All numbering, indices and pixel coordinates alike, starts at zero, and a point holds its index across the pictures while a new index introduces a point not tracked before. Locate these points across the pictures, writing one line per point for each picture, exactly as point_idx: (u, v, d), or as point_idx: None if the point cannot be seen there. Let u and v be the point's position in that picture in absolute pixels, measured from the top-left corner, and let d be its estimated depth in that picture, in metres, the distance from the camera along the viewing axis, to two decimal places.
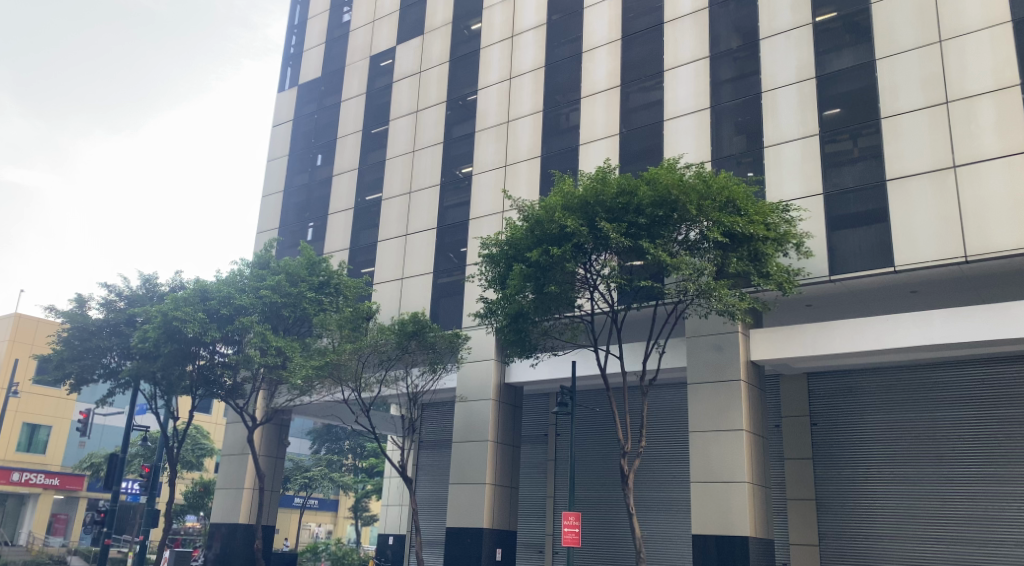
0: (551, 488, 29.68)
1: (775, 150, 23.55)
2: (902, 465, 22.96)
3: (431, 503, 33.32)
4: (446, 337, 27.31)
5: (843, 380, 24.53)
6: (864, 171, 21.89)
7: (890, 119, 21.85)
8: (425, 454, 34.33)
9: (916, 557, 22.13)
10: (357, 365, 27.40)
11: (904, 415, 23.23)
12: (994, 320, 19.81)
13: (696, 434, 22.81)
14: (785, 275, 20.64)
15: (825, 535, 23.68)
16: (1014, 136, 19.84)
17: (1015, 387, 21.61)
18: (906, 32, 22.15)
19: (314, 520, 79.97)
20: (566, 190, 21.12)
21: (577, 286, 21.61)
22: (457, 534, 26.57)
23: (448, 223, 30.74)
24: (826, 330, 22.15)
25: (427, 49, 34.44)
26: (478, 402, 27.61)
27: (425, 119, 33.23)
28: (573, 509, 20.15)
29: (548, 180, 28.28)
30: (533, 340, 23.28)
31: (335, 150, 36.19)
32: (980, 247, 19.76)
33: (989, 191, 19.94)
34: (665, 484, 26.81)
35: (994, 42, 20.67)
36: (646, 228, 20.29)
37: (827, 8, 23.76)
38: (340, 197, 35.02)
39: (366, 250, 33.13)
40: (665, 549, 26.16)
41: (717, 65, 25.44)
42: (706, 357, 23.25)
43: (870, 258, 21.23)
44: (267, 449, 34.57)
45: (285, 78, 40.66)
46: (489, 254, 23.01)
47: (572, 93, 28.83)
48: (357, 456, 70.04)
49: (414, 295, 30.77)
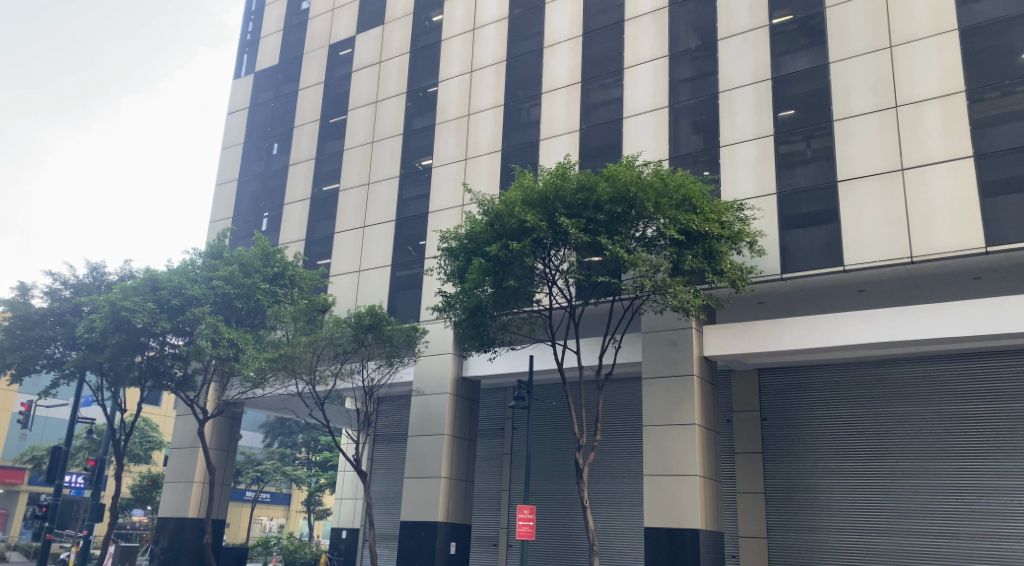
0: (507, 482, 29.77)
1: (730, 150, 23.94)
2: (848, 459, 23.59)
3: (385, 497, 33.22)
4: (404, 330, 27.19)
5: (792, 376, 25.11)
6: (817, 172, 22.39)
7: (842, 121, 22.36)
8: (380, 448, 34.17)
9: (859, 549, 22.80)
10: (311, 357, 27.28)
11: (850, 411, 23.89)
12: (937, 319, 20.46)
13: (650, 428, 23.11)
14: (738, 273, 20.94)
15: (774, 527, 24.20)
16: (958, 142, 20.49)
17: (955, 384, 22.39)
18: (859, 37, 22.69)
19: (265, 513, 79.13)
20: (526, 185, 21.20)
21: (536, 281, 21.70)
22: (411, 527, 26.51)
23: (407, 215, 30.56)
24: (777, 326, 22.60)
25: (388, 40, 34.14)
26: (434, 396, 27.62)
27: (384, 110, 32.96)
28: (528, 502, 20.23)
29: (508, 174, 28.30)
30: (491, 334, 23.32)
31: (292, 139, 35.69)
32: (924, 248, 20.37)
33: (934, 194, 20.56)
34: (619, 478, 27.13)
35: (941, 50, 21.31)
36: (604, 224, 20.49)
37: (783, 10, 24.21)
38: (296, 187, 34.57)
39: (322, 241, 32.77)
40: (618, 542, 26.49)
41: (676, 64, 25.75)
42: (660, 352, 23.59)
43: (821, 257, 21.74)
44: (218, 442, 33.98)
45: (242, 65, 39.96)
46: (448, 247, 22.94)
47: (533, 88, 28.87)
48: (311, 449, 69.56)
49: (371, 288, 30.55)
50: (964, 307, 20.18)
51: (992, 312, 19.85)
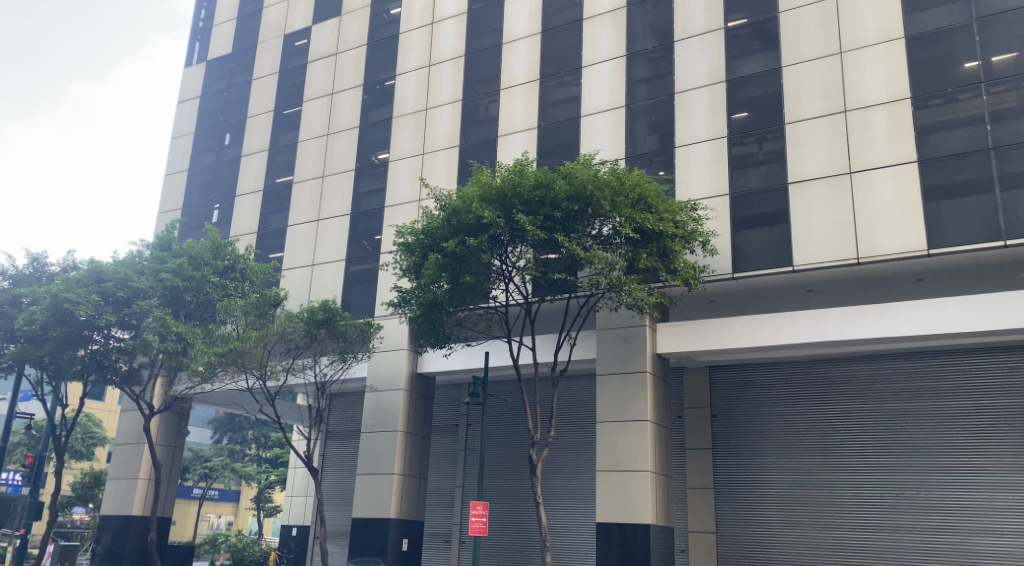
0: (460, 478, 29.76)
1: (685, 150, 24.27)
2: (795, 454, 24.12)
3: (337, 493, 32.88)
4: (358, 325, 27.03)
5: (741, 373, 25.59)
6: (768, 174, 22.83)
7: (793, 124, 22.84)
8: (331, 444, 33.84)
9: (804, 542, 23.36)
10: (262, 352, 26.89)
11: (797, 408, 24.44)
12: (881, 319, 21.06)
13: (603, 424, 23.33)
14: (691, 272, 21.20)
15: (722, 522, 24.62)
16: (904, 146, 21.08)
17: (898, 382, 23.11)
18: (810, 41, 23.19)
19: (213, 511, 77.74)
20: (484, 181, 21.19)
21: (493, 277, 21.71)
22: (364, 524, 26.32)
23: (362, 210, 30.25)
24: (727, 325, 22.98)
25: (344, 32, 33.73)
26: (388, 392, 27.43)
27: (340, 102, 32.56)
28: (482, 498, 20.25)
29: (465, 170, 28.24)
30: (446, 331, 23.32)
31: (245, 130, 35.07)
32: (871, 249, 20.91)
33: (880, 197, 21.11)
34: (572, 474, 27.31)
35: (889, 56, 21.90)
36: (561, 221, 20.62)
37: (738, 14, 24.60)
38: (249, 178, 33.99)
39: (274, 234, 32.26)
40: (570, 538, 26.68)
41: (633, 64, 25.99)
42: (614, 350, 23.81)
43: (771, 257, 22.19)
44: (165, 439, 33.25)
45: (193, 53, 39.10)
46: (404, 243, 22.75)
47: (491, 85, 28.80)
48: (261, 446, 68.67)
49: (325, 282, 30.17)
50: (908, 307, 20.80)
51: (933, 312, 20.48)
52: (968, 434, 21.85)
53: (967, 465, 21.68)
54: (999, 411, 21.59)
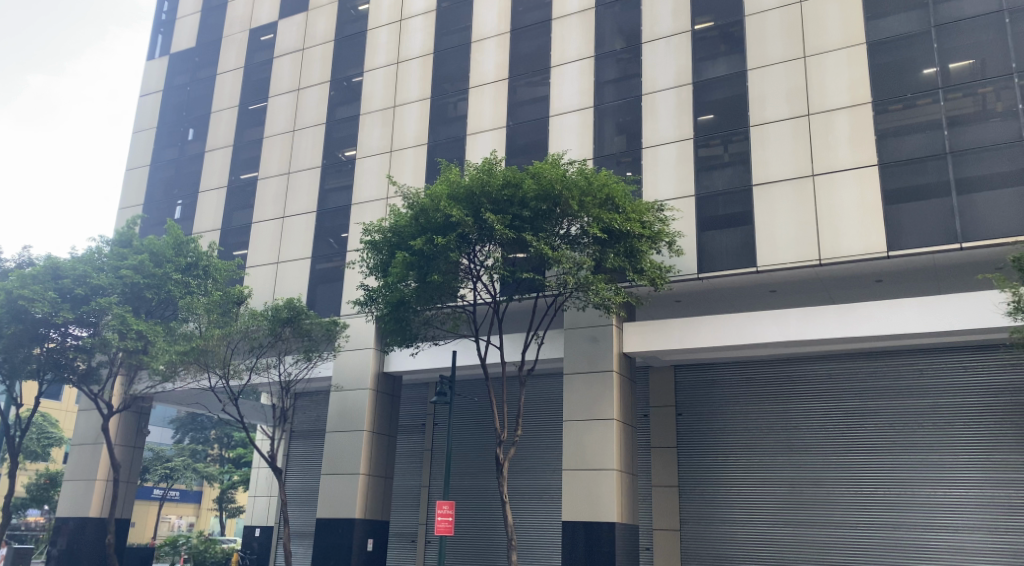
0: (427, 477, 29.65)
1: (652, 151, 24.46)
2: (757, 453, 24.45)
3: (301, 493, 32.53)
4: (323, 324, 26.79)
5: (706, 372, 25.84)
6: (733, 176, 23.12)
7: (758, 127, 23.15)
8: (296, 444, 33.48)
9: (766, 539, 23.68)
10: (225, 351, 26.48)
11: (760, 406, 24.78)
12: (842, 319, 21.44)
13: (570, 423, 23.44)
14: (658, 272, 21.42)
15: (686, 520, 24.84)
16: (865, 150, 21.49)
17: (857, 381, 23.58)
18: (775, 45, 23.53)
19: (174, 512, 76.55)
20: (452, 179, 21.16)
21: (461, 276, 21.68)
22: (328, 524, 26.10)
23: (328, 207, 29.97)
24: (693, 324, 23.21)
25: (311, 27, 33.39)
26: (354, 391, 27.23)
27: (307, 98, 32.23)
28: (448, 498, 20.18)
29: (433, 168, 28.13)
30: (414, 330, 23.26)
31: (209, 125, 34.56)
32: (832, 251, 21.27)
33: (842, 199, 21.49)
34: (538, 473, 27.37)
35: (851, 61, 22.31)
36: (530, 221, 20.71)
37: (704, 16, 24.86)
38: (212, 174, 33.50)
39: (238, 231, 31.82)
40: (536, 536, 26.73)
41: (601, 65, 26.13)
42: (581, 349, 23.92)
43: (735, 258, 22.48)
44: (123, 439, 32.53)
45: (156, 46, 38.42)
46: (371, 240, 22.62)
47: (460, 83, 28.74)
48: (223, 446, 67.60)
49: (290, 280, 29.84)
50: (868, 308, 21.21)
51: (892, 313, 20.90)
52: (925, 432, 22.36)
53: (923, 463, 22.19)
54: (955, 410, 22.14)
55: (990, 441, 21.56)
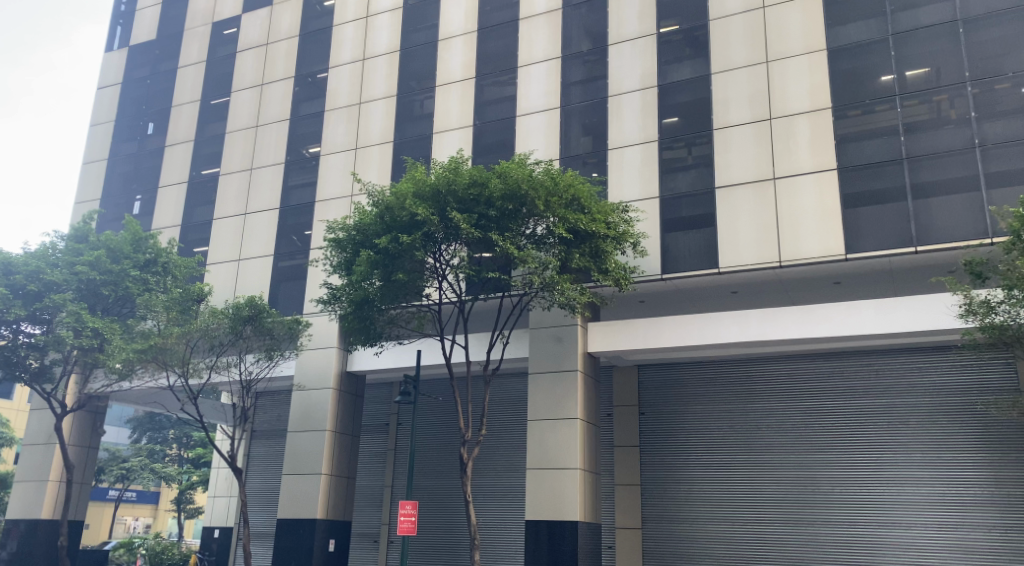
0: (390, 477, 29.49)
1: (618, 153, 24.64)
2: (718, 451, 24.76)
3: (262, 494, 32.12)
4: (285, 323, 26.43)
5: (669, 372, 26.09)
6: (696, 178, 23.40)
7: (721, 130, 23.46)
8: (257, 444, 33.04)
9: (726, 538, 23.97)
10: (185, 349, 26.06)
11: (722, 406, 25.09)
12: (801, 320, 21.82)
13: (534, 422, 23.51)
14: (622, 272, 21.44)
15: (648, 518, 25.05)
16: (825, 154, 21.91)
17: (816, 381, 24.04)
18: (738, 50, 23.85)
19: (130, 513, 75.17)
20: (418, 177, 21.08)
21: (426, 275, 21.61)
22: (289, 525, 25.82)
23: (292, 204, 29.63)
24: (656, 325, 23.43)
25: (275, 21, 32.97)
26: (317, 390, 26.95)
27: (270, 94, 31.83)
28: (411, 498, 20.07)
29: (399, 166, 27.98)
30: (378, 329, 23.09)
31: (169, 120, 33.95)
32: (792, 253, 21.64)
33: (802, 202, 21.87)
34: (502, 472, 27.39)
35: (812, 67, 22.71)
36: (495, 220, 20.73)
37: (670, 20, 25.12)
38: (172, 169, 32.92)
39: (199, 228, 31.30)
40: (499, 536, 26.77)
41: (568, 66, 26.24)
42: (546, 349, 24.01)
43: (698, 259, 22.76)
44: (78, 439, 31.84)
45: (115, 37, 37.63)
46: (335, 238, 22.40)
47: (426, 81, 28.63)
48: (181, 445, 66.19)
49: (252, 278, 29.44)
50: (827, 309, 21.61)
51: (850, 315, 21.34)
52: (879, 431, 22.90)
53: (878, 461, 22.70)
54: (909, 410, 22.68)
55: (942, 440, 22.15)
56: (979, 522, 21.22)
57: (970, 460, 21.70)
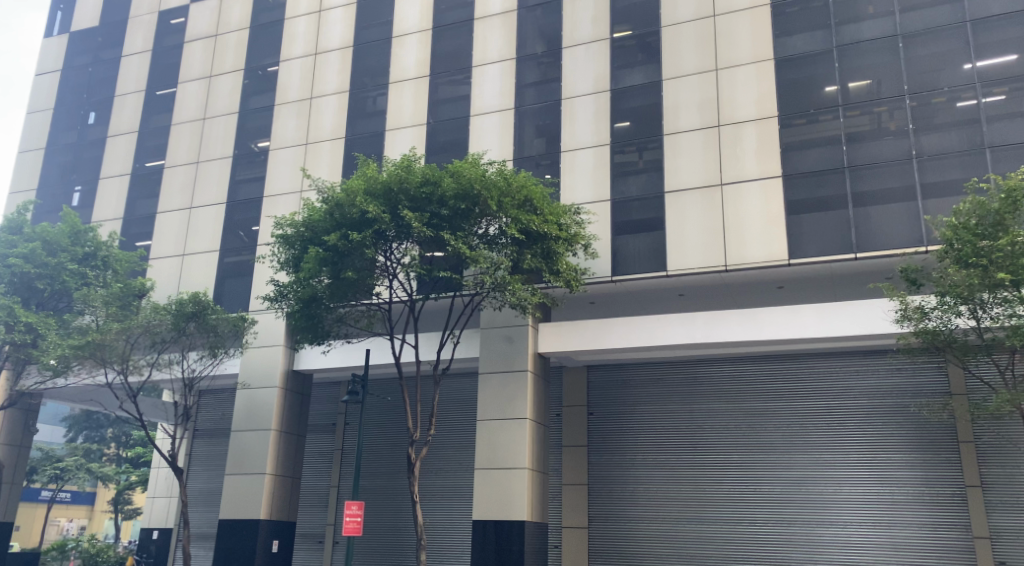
0: (336, 478, 29.17)
1: (571, 155, 24.84)
2: (664, 452, 25.15)
3: (203, 495, 31.36)
4: (230, 320, 25.95)
5: (617, 373, 26.40)
6: (646, 182, 23.74)
7: (670, 136, 23.83)
8: (199, 444, 32.28)
9: (670, 537, 24.34)
10: (125, 346, 25.30)
11: (668, 407, 25.49)
12: (746, 323, 22.30)
13: (483, 422, 23.54)
14: (573, 274, 21.67)
15: (594, 517, 25.30)
16: (771, 162, 22.44)
17: (758, 383, 24.61)
18: (689, 57, 24.27)
19: (64, 515, 72.84)
20: (369, 174, 20.91)
21: (377, 273, 21.46)
22: (231, 526, 25.33)
23: (239, 198, 29.07)
24: (606, 326, 23.69)
25: (225, 12, 32.32)
26: (261, 389, 26.49)
27: (219, 86, 31.18)
28: (356, 498, 19.83)
29: (351, 163, 27.70)
30: (326, 327, 22.81)
31: (111, 109, 33.02)
32: (737, 257, 22.11)
33: (748, 208, 22.36)
34: (450, 471, 27.34)
35: (759, 77, 23.25)
36: (447, 219, 20.72)
37: (623, 26, 25.42)
38: (114, 160, 32.00)
39: (142, 221, 30.49)
40: (446, 536, 26.70)
41: (522, 67, 26.35)
42: (497, 349, 24.07)
43: (647, 262, 23.09)
44: (8, 437, 30.66)
45: (54, 23, 36.42)
46: (283, 235, 22.07)
47: (380, 78, 28.40)
48: (120, 445, 64.23)
49: (196, 273, 28.77)
50: (771, 313, 22.13)
51: (792, 319, 21.90)
52: (819, 432, 23.56)
53: (817, 462, 23.36)
54: (847, 411, 23.40)
55: (877, 441, 22.91)
56: (911, 521, 21.98)
57: (904, 461, 22.49)
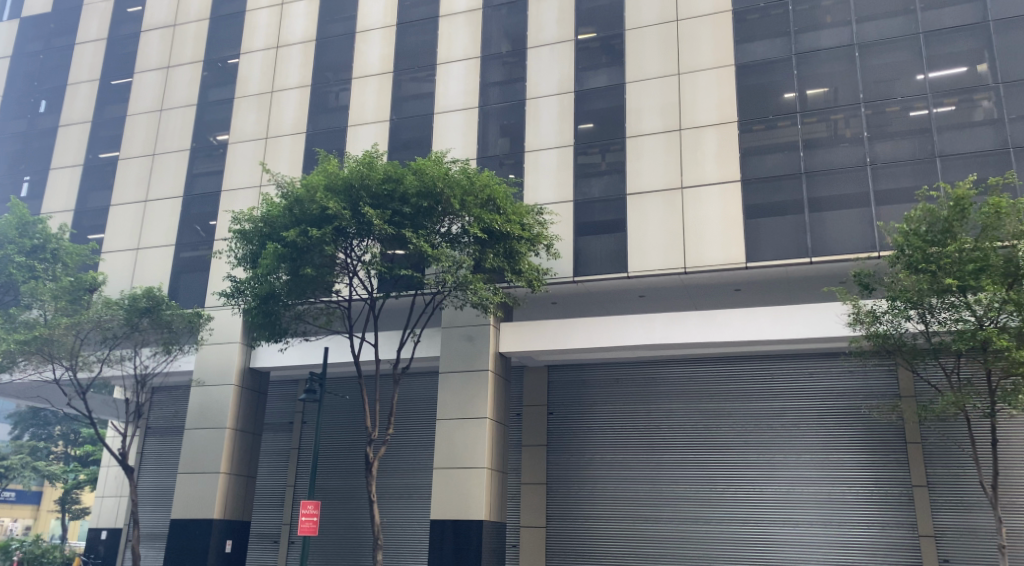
0: (292, 477, 28.80)
1: (534, 155, 24.89)
2: (622, 451, 25.35)
3: (154, 495, 30.71)
4: (185, 316, 25.49)
5: (577, 373, 26.53)
6: (609, 184, 23.90)
7: (633, 138, 24.03)
8: (151, 442, 31.62)
9: (627, 536, 24.55)
10: (74, 341, 24.50)
11: (627, 407, 25.69)
12: (704, 325, 22.56)
13: (443, 421, 23.46)
14: (535, 274, 21.72)
15: (553, 517, 25.39)
16: (730, 166, 22.77)
17: (716, 384, 24.95)
18: (652, 61, 24.51)
19: (7, 515, 70.73)
20: (330, 170, 20.68)
21: (336, 271, 21.22)
22: (183, 525, 24.85)
23: (196, 192, 28.52)
24: (566, 326, 23.78)
25: (184, 2, 31.65)
26: (217, 387, 26.03)
27: (177, 77, 30.54)
28: (313, 498, 19.61)
29: (311, 158, 27.36)
30: (283, 325, 22.48)
31: (64, 98, 32.22)
32: (696, 260, 22.38)
33: (707, 211, 22.65)
34: (408, 470, 27.20)
35: (720, 82, 23.56)
36: (409, 217, 20.58)
37: (587, 28, 25.55)
38: (66, 150, 31.23)
39: (95, 214, 29.76)
40: (403, 535, 26.55)
41: (486, 66, 26.33)
42: (457, 348, 24.01)
43: (608, 264, 23.25)
44: None
45: (4, 9, 35.72)
46: (241, 230, 21.70)
47: (342, 73, 28.12)
48: (68, 443, 62.54)
49: (151, 268, 28.15)
50: (729, 315, 22.43)
51: (748, 321, 22.24)
52: (773, 433, 23.97)
53: (771, 461, 23.77)
54: (801, 412, 23.85)
55: (829, 442, 23.40)
56: (861, 519, 22.51)
57: (855, 461, 23.02)
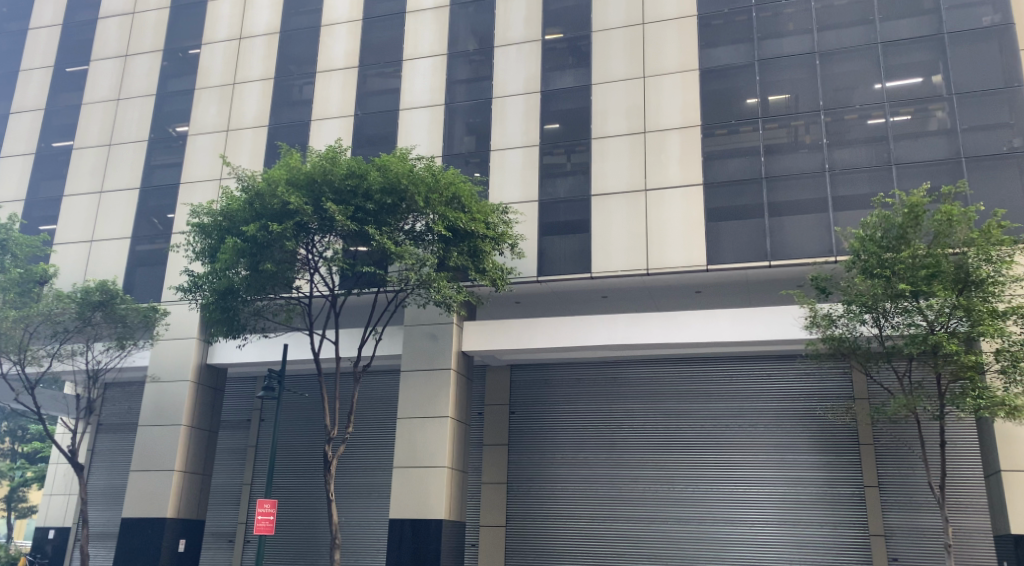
0: (249, 475, 28.35)
1: (500, 154, 24.86)
2: (583, 451, 25.46)
3: (105, 493, 29.97)
4: (140, 310, 24.84)
5: (539, 372, 26.57)
6: (574, 184, 23.98)
7: (598, 140, 24.14)
8: (102, 439, 30.87)
9: (586, 535, 24.67)
10: (23, 335, 24.00)
11: (588, 407, 25.80)
12: (665, 326, 22.75)
13: (404, 420, 23.30)
14: (499, 273, 21.67)
15: (513, 516, 25.38)
16: (694, 170, 23.01)
17: (676, 385, 25.20)
18: (618, 63, 24.65)
19: None
20: (293, 164, 20.40)
21: (297, 266, 20.94)
22: (134, 525, 24.28)
23: (153, 184, 27.91)
24: (529, 326, 23.80)
25: None
26: (172, 383, 25.51)
27: (135, 66, 29.84)
28: (270, 496, 19.31)
29: (273, 152, 26.96)
30: (242, 321, 22.11)
31: (16, 85, 31.37)
32: (659, 261, 22.58)
33: (670, 214, 22.86)
34: (368, 469, 26.97)
35: (685, 86, 23.80)
36: (373, 213, 20.34)
37: (554, 28, 25.60)
38: (18, 138, 30.40)
39: (47, 204, 28.99)
40: (362, 534, 26.31)
41: (453, 64, 26.22)
42: (420, 346, 23.87)
43: (571, 264, 23.33)
44: None
45: None
46: (199, 224, 21.31)
47: (306, 66, 27.76)
48: (16, 440, 60.68)
49: (105, 260, 27.49)
50: (690, 316, 22.67)
51: (708, 323, 22.50)
52: (731, 433, 24.29)
53: (729, 461, 24.10)
54: (759, 413, 24.21)
55: (785, 443, 23.78)
56: (815, 518, 22.93)
57: (810, 461, 23.43)
